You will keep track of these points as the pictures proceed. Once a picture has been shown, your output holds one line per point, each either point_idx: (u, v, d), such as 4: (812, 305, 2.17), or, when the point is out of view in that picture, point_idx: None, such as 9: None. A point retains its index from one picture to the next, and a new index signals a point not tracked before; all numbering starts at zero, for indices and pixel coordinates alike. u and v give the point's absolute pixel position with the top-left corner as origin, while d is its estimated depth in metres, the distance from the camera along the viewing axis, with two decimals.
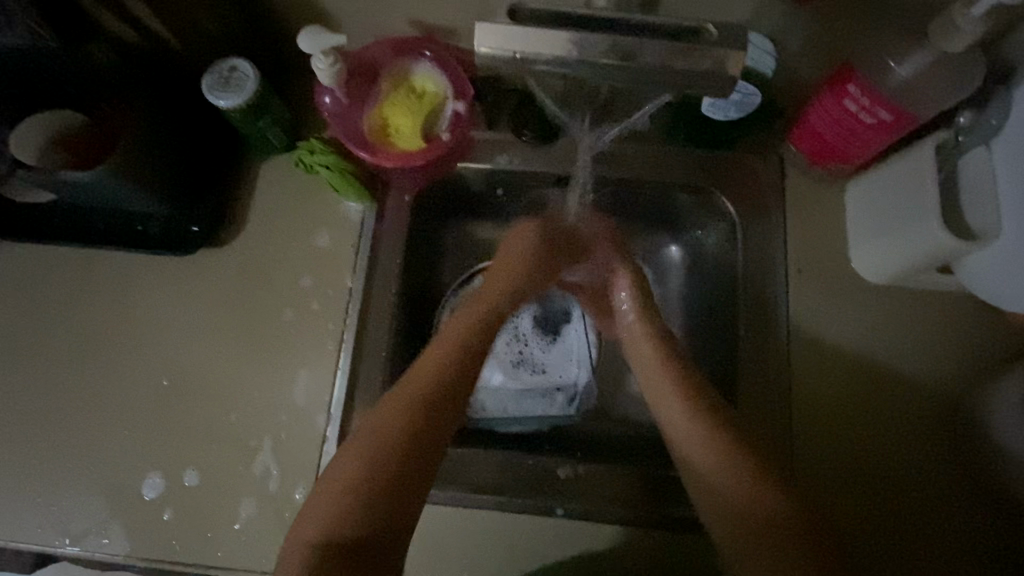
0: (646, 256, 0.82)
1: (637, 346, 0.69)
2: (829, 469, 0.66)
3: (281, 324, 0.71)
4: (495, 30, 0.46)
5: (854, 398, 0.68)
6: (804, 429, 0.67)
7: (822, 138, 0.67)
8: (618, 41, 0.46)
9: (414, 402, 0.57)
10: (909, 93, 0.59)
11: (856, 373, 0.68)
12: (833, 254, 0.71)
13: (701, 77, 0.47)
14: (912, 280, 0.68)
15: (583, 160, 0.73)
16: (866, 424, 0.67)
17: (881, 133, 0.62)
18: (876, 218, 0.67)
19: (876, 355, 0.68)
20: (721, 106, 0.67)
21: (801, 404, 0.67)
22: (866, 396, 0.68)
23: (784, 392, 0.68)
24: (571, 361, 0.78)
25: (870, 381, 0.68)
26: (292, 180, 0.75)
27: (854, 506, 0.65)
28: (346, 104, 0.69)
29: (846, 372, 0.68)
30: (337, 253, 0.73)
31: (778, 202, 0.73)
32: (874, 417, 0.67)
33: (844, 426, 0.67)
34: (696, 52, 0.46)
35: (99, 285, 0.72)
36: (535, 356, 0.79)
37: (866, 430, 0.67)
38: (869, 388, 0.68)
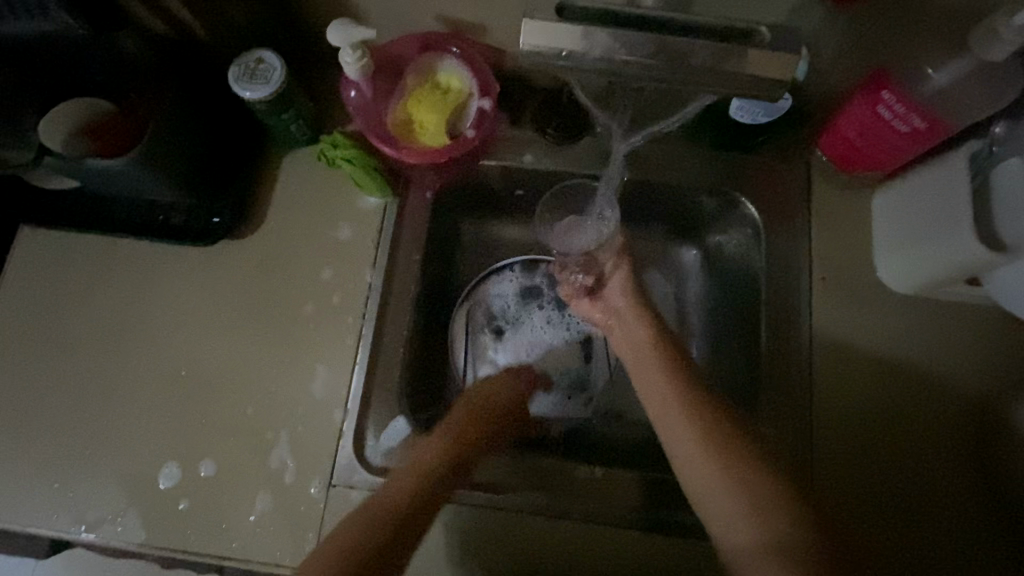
0: (663, 264, 0.82)
1: (632, 340, 0.68)
2: (844, 473, 0.65)
3: (300, 317, 0.71)
4: (538, 27, 0.45)
5: (875, 414, 0.66)
6: (821, 431, 0.66)
7: (851, 145, 0.66)
8: (662, 42, 0.46)
9: (388, 504, 0.58)
10: (945, 102, 0.58)
11: (877, 391, 0.67)
12: (858, 262, 0.70)
13: (743, 77, 0.46)
14: (939, 292, 0.67)
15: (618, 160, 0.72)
16: (884, 430, 0.66)
17: (915, 141, 0.61)
18: (905, 229, 0.66)
19: (897, 370, 0.67)
20: (749, 109, 0.67)
21: (821, 422, 0.66)
22: (888, 411, 0.67)
23: (804, 399, 0.67)
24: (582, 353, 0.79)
25: (890, 395, 0.67)
26: (314, 173, 0.75)
27: (868, 511, 0.64)
28: (372, 99, 0.69)
29: (868, 388, 0.67)
30: (357, 247, 0.73)
31: (803, 209, 0.72)
32: (896, 433, 0.66)
33: (861, 431, 0.66)
34: (742, 53, 0.45)
35: (120, 273, 0.72)
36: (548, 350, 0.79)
37: (887, 446, 0.66)
38: (890, 403, 0.67)
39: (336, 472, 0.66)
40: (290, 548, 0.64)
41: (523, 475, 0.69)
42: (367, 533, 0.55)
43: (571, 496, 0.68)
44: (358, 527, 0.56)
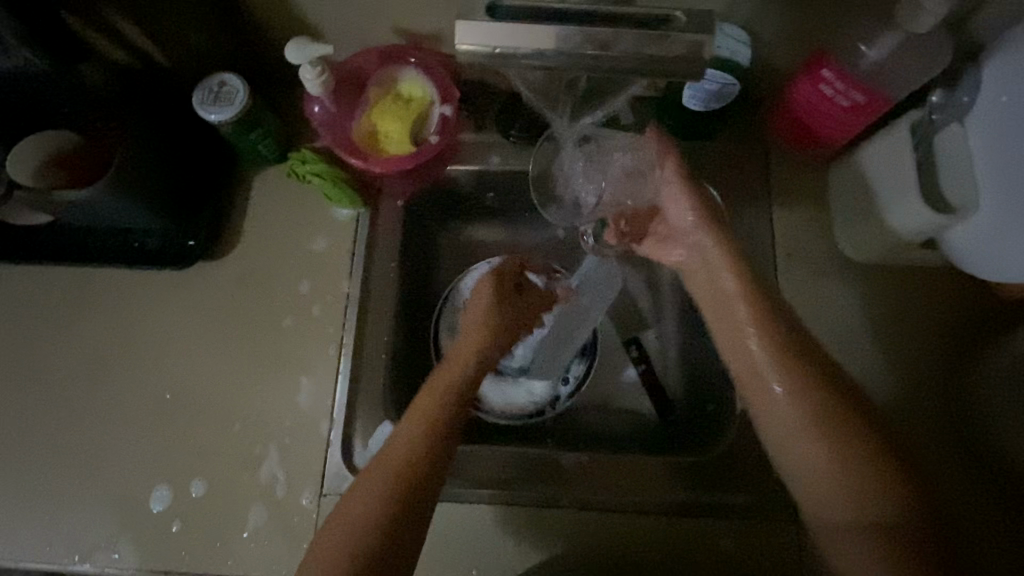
0: None
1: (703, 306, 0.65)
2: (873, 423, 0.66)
3: (282, 331, 0.72)
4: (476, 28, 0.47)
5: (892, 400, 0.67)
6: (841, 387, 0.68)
7: (801, 124, 0.69)
8: (594, 33, 0.48)
9: (401, 462, 0.55)
10: (881, 76, 0.60)
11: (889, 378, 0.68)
12: (820, 235, 0.73)
13: (675, 60, 0.48)
14: (900, 258, 0.70)
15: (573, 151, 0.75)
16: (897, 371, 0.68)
17: (859, 115, 0.64)
18: (859, 201, 0.68)
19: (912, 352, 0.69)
20: (700, 97, 0.69)
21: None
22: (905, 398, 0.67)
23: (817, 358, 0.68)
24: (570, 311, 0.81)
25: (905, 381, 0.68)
26: (286, 189, 0.76)
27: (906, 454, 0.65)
28: (335, 113, 0.70)
29: (880, 373, 0.68)
30: (334, 258, 0.74)
31: (763, 188, 0.74)
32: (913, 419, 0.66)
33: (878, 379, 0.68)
34: (667, 39, 0.48)
35: (99, 302, 0.72)
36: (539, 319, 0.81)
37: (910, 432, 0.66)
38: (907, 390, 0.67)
39: (327, 481, 0.66)
40: (286, 560, 0.64)
41: (534, 465, 0.69)
42: (384, 497, 0.53)
43: (608, 488, 0.68)
44: (375, 494, 0.53)
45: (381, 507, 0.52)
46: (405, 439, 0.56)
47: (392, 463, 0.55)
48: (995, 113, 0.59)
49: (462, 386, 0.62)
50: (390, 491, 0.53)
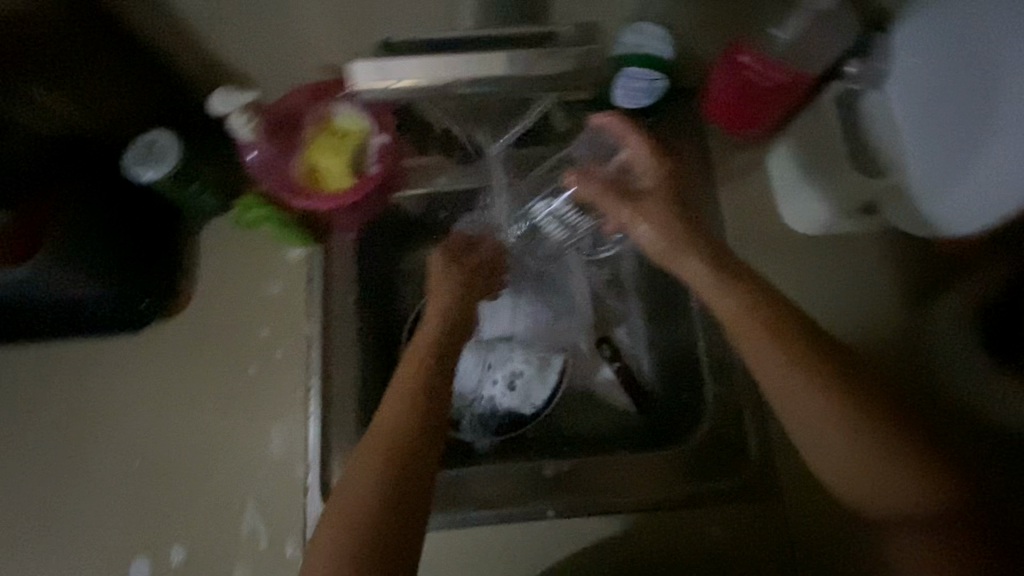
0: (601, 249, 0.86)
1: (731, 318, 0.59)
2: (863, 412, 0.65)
3: (246, 380, 0.71)
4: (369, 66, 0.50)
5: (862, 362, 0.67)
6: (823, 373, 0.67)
7: (731, 108, 0.70)
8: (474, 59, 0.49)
9: (400, 412, 0.55)
10: (797, 54, 0.62)
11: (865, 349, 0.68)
12: (767, 213, 0.74)
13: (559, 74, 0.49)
14: (847, 226, 0.71)
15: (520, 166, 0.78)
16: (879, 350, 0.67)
17: (782, 95, 0.66)
18: (799, 174, 0.69)
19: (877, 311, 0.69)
20: (631, 95, 0.69)
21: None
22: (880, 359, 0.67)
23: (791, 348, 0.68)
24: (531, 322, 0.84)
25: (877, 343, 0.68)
26: (234, 237, 0.75)
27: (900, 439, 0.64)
28: (274, 154, 0.70)
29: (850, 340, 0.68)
30: (291, 299, 0.74)
31: (706, 174, 0.76)
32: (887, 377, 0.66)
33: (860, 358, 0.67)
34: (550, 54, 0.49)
35: (54, 378, 0.71)
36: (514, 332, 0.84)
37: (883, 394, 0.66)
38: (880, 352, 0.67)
39: (308, 527, 0.65)
40: None
41: (519, 478, 0.68)
42: (388, 447, 0.53)
43: (592, 492, 0.67)
44: (378, 448, 0.53)
45: (381, 474, 0.52)
46: (401, 387, 0.56)
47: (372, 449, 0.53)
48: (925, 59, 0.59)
49: (449, 331, 0.61)
50: (380, 475, 0.51)
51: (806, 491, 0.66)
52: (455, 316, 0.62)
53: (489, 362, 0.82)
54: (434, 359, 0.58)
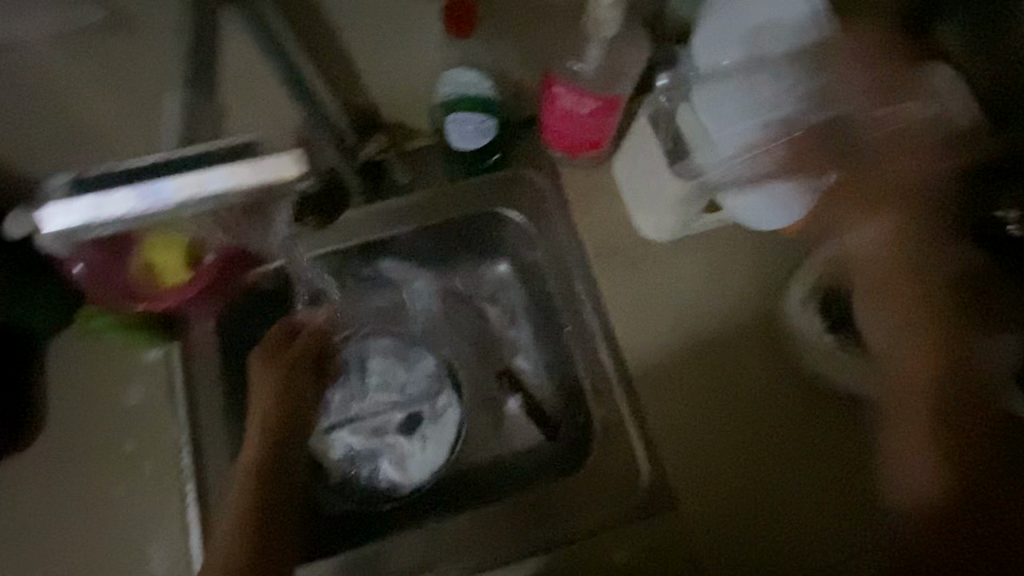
0: (484, 283, 0.87)
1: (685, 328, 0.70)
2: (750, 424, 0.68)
3: (117, 501, 0.67)
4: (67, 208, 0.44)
5: (709, 365, 0.70)
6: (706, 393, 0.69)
7: (562, 134, 0.71)
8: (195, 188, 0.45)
9: (245, 513, 0.58)
10: (604, 83, 0.63)
11: (739, 353, 0.70)
12: (624, 227, 0.76)
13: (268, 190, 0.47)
14: (695, 228, 0.73)
15: (382, 221, 0.76)
16: (749, 356, 0.70)
17: (602, 117, 0.66)
18: (638, 186, 0.72)
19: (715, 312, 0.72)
20: (466, 137, 0.69)
21: (663, 396, 0.70)
22: (723, 360, 0.70)
23: (675, 372, 0.70)
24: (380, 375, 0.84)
25: (723, 342, 0.71)
26: (84, 351, 0.71)
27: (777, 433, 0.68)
28: (103, 262, 0.65)
29: (721, 340, 0.71)
30: (153, 405, 0.70)
31: (560, 200, 0.77)
32: (737, 376, 0.70)
33: (735, 365, 0.70)
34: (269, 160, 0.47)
35: None
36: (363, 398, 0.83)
37: (737, 392, 0.69)
38: (723, 353, 0.71)
39: None
40: None
41: (406, 546, 0.66)
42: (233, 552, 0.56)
43: (488, 546, 0.66)
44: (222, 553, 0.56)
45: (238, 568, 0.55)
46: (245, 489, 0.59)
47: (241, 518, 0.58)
48: (720, 75, 0.64)
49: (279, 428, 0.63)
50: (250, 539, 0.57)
51: (700, 505, 0.66)
52: (280, 415, 0.64)
53: (367, 433, 0.81)
54: (271, 454, 0.62)
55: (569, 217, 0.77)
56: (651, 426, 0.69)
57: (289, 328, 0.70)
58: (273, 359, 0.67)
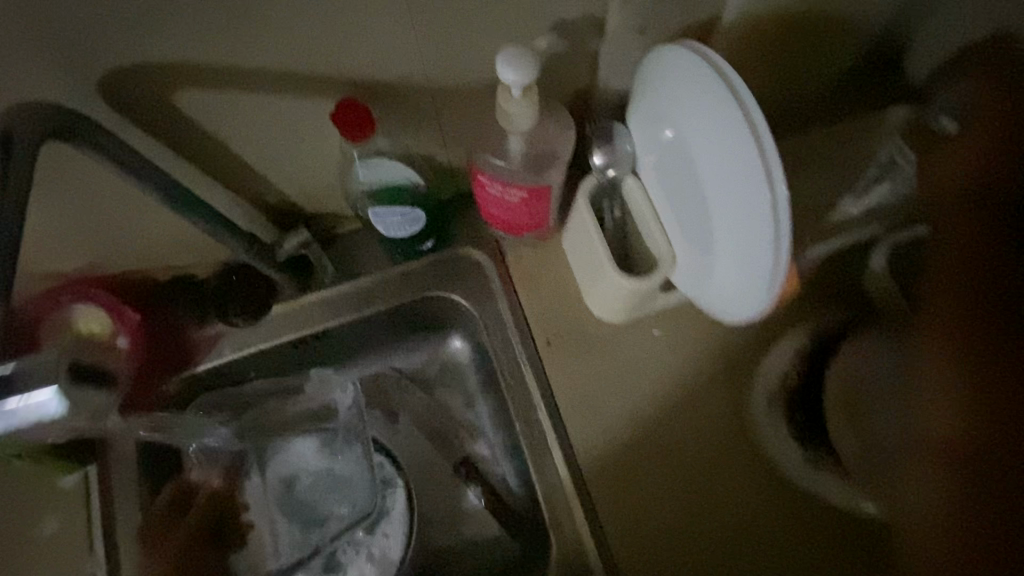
0: (439, 364, 0.81)
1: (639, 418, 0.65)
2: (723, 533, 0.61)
3: None
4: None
5: (672, 473, 0.63)
6: (673, 497, 0.62)
7: (497, 219, 0.65)
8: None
9: None
10: (529, 170, 0.57)
11: (703, 450, 0.63)
12: (575, 307, 0.70)
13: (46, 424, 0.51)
14: (649, 308, 0.66)
15: (313, 313, 0.71)
16: (712, 454, 0.63)
17: (534, 205, 0.60)
18: (583, 267, 0.65)
19: (677, 410, 0.65)
20: (394, 225, 0.64)
21: (622, 509, 0.62)
22: (689, 467, 0.63)
23: (638, 471, 0.63)
24: (314, 479, 0.75)
25: (689, 445, 0.63)
26: None
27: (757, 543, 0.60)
28: None
29: (687, 433, 0.64)
30: (69, 536, 0.65)
31: (504, 280, 0.71)
32: (707, 484, 0.62)
33: (700, 464, 0.63)
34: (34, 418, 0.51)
35: None
36: (301, 487, 0.75)
37: (709, 503, 0.62)
38: (689, 458, 0.63)
39: None
40: None
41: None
42: None
43: None
44: None
45: None
46: None
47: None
48: (658, 149, 0.56)
49: None
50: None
51: None
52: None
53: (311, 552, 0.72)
54: None
55: (516, 298, 0.71)
56: (614, 548, 0.61)
57: (183, 489, 0.71)
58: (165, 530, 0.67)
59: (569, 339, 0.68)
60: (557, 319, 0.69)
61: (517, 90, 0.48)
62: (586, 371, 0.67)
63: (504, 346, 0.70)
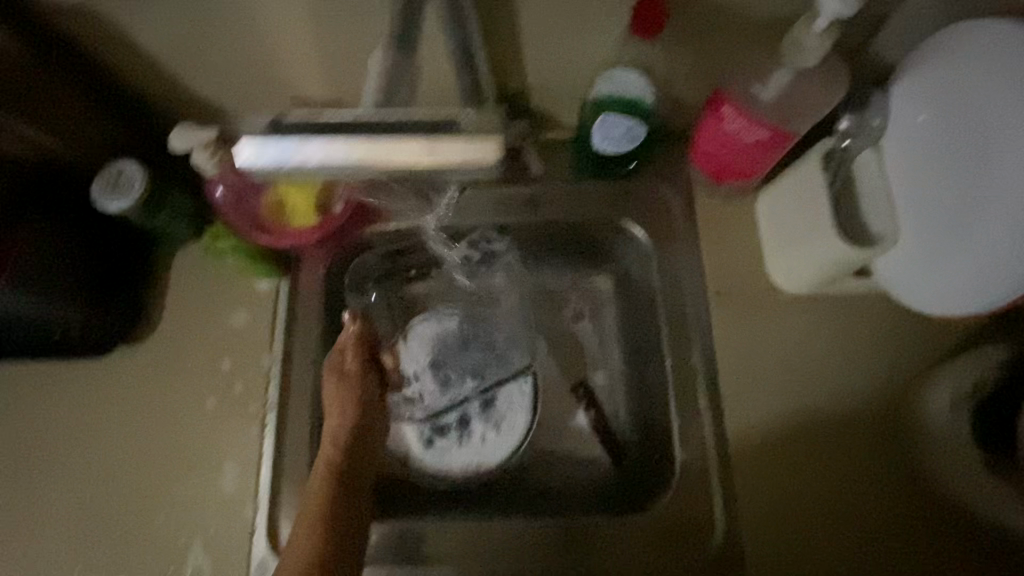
0: (581, 294, 0.83)
1: (784, 390, 0.66)
2: (852, 509, 0.62)
3: (199, 415, 0.69)
4: (257, 146, 0.49)
5: (801, 438, 0.64)
6: (805, 462, 0.64)
7: (714, 158, 0.66)
8: (376, 139, 0.49)
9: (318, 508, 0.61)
10: (781, 111, 0.58)
11: (846, 430, 0.64)
12: (752, 269, 0.70)
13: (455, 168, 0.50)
14: (834, 287, 0.67)
15: (500, 208, 0.76)
16: (853, 431, 0.64)
17: (766, 149, 0.61)
18: (785, 229, 0.66)
19: (821, 383, 0.66)
20: (612, 140, 0.66)
21: (756, 467, 0.64)
22: (823, 438, 0.64)
23: (774, 432, 0.65)
24: (451, 356, 0.81)
25: (827, 419, 0.64)
26: (202, 266, 0.75)
27: (886, 523, 0.61)
28: (241, 183, 0.67)
29: (833, 412, 0.65)
30: (253, 332, 0.72)
31: (690, 225, 0.73)
32: (836, 458, 0.63)
33: (838, 440, 0.64)
34: (457, 142, 0.49)
35: (17, 400, 0.71)
36: (441, 356, 0.81)
37: (834, 475, 0.63)
38: (823, 430, 0.64)
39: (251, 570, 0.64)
40: None
41: (473, 543, 0.66)
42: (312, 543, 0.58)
43: (540, 558, 0.65)
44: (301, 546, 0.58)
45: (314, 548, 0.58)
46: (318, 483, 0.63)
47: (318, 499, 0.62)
48: (923, 135, 0.57)
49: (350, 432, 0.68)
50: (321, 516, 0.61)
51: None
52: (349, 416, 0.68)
53: (447, 424, 0.79)
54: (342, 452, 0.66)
55: (696, 244, 0.72)
56: (740, 505, 0.63)
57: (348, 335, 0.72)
58: (336, 365, 0.71)
59: (739, 296, 0.70)
60: (733, 274, 0.71)
61: (826, 19, 0.48)
62: (747, 330, 0.68)
63: (675, 286, 0.71)
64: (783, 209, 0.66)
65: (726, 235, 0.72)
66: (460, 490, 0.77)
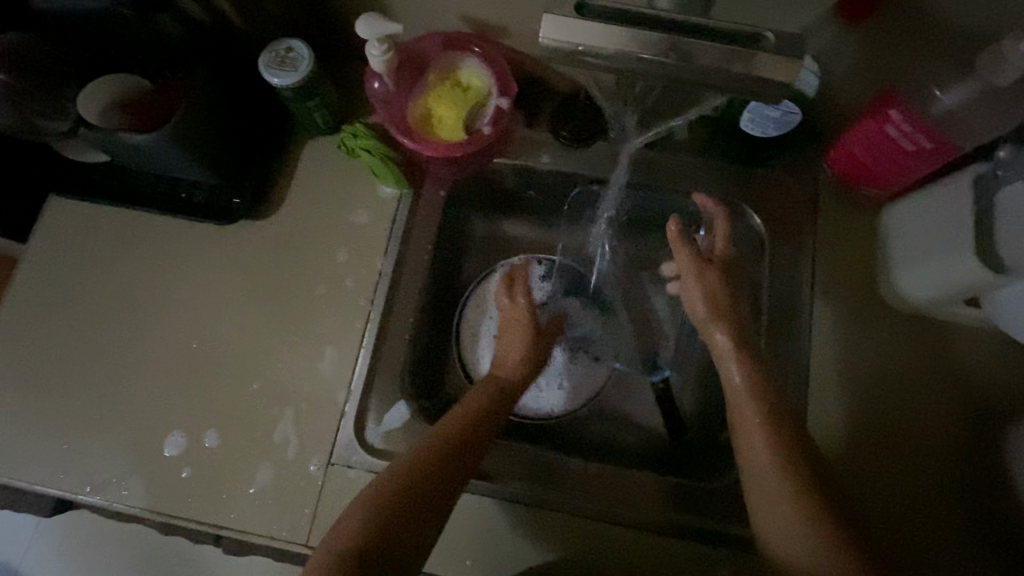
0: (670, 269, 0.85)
1: (855, 370, 0.69)
2: (842, 430, 0.68)
3: (310, 298, 0.72)
4: (561, 22, 0.44)
5: (841, 458, 0.67)
6: (829, 385, 0.69)
7: (856, 159, 0.68)
8: (698, 46, 0.44)
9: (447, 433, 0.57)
10: (951, 124, 0.59)
11: (874, 374, 0.69)
12: (861, 277, 0.72)
13: (766, 88, 0.45)
14: (938, 311, 0.69)
15: (620, 163, 0.75)
16: (882, 378, 0.69)
17: (919, 160, 0.62)
18: (906, 245, 0.67)
19: (865, 395, 0.69)
20: (759, 122, 0.67)
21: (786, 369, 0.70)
22: (861, 461, 0.67)
23: (811, 356, 0.70)
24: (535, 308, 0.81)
25: (870, 461, 0.67)
26: (333, 160, 0.77)
27: (858, 452, 0.67)
28: (393, 93, 0.71)
29: (872, 355, 0.70)
30: (372, 231, 0.74)
31: (810, 222, 0.74)
32: (871, 480, 0.66)
33: (865, 376, 0.69)
34: (751, 56, 0.44)
35: (139, 246, 0.74)
36: None
37: (864, 473, 0.66)
38: (862, 454, 0.67)
39: (336, 450, 0.67)
40: (287, 520, 0.65)
41: (548, 469, 0.68)
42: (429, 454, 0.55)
43: (604, 499, 0.67)
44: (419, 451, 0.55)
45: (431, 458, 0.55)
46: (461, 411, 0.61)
47: (371, 493, 0.51)
48: None
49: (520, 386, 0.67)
50: (366, 517, 0.49)
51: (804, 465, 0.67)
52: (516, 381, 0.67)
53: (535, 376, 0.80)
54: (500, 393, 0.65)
55: (814, 240, 0.73)
56: None
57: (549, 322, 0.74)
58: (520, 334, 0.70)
59: (843, 299, 0.71)
60: (844, 277, 0.72)
61: None
62: (843, 332, 0.70)
63: (786, 276, 0.73)
64: (914, 228, 0.66)
65: (844, 240, 0.73)
66: (524, 428, 0.78)
